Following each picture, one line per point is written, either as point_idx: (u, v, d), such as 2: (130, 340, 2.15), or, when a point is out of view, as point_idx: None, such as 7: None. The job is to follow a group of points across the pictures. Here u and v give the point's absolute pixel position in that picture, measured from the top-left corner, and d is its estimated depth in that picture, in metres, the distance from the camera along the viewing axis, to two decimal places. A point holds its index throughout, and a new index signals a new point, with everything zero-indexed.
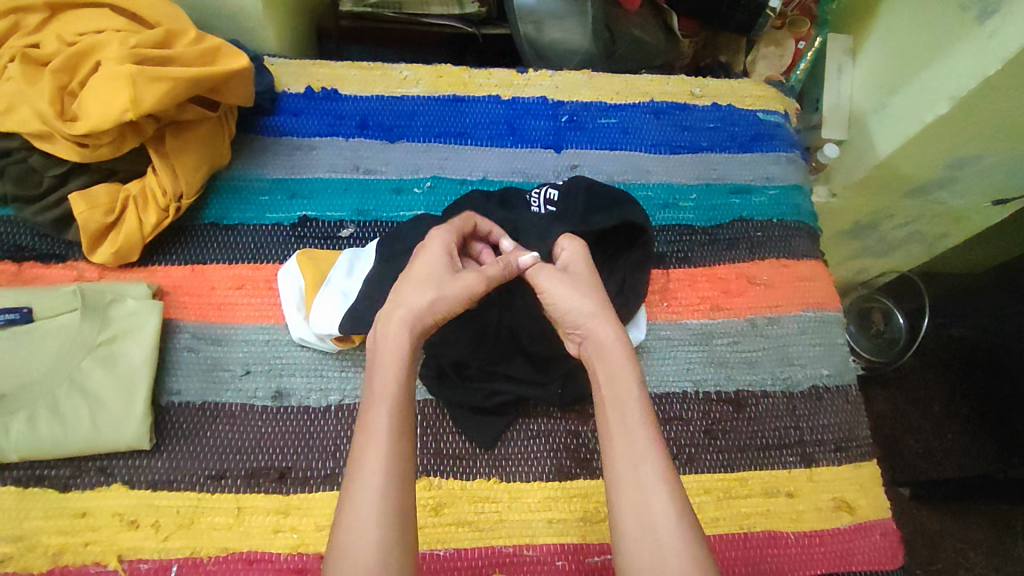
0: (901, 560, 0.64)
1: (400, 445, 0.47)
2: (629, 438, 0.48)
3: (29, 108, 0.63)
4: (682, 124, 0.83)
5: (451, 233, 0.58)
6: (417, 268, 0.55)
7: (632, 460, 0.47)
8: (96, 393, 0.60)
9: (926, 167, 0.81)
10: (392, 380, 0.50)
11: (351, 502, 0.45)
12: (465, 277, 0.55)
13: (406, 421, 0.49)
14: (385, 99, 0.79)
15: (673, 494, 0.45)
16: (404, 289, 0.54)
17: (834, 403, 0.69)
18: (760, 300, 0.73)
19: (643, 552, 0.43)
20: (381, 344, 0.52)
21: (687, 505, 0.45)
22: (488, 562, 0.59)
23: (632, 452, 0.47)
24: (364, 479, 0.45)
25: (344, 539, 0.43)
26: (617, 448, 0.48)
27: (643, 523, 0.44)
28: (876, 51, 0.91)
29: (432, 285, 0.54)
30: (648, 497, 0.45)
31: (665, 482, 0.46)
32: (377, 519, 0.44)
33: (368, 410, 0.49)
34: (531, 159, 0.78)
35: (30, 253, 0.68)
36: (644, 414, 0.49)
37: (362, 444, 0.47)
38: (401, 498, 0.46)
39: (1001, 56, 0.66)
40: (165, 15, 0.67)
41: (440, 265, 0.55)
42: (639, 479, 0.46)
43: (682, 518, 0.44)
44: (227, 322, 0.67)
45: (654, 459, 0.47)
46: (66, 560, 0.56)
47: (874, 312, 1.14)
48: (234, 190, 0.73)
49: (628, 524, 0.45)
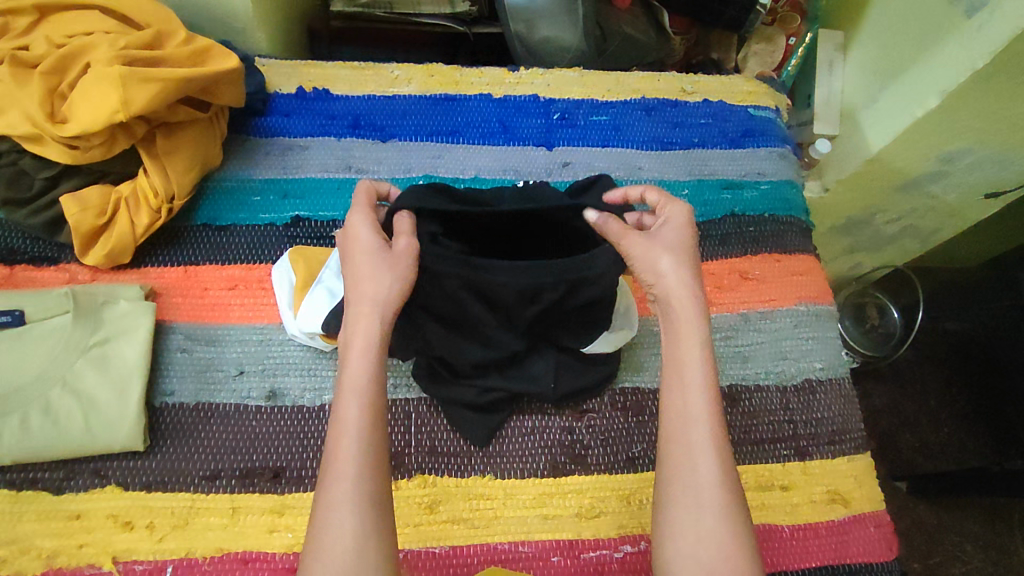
0: (896, 552, 0.64)
1: (372, 437, 0.48)
2: (687, 395, 0.50)
3: (18, 111, 0.63)
4: (673, 121, 0.83)
5: (365, 211, 0.56)
6: (354, 259, 0.54)
7: (686, 415, 0.50)
8: (89, 395, 0.60)
9: (917, 161, 0.82)
10: (360, 369, 0.49)
11: (326, 496, 0.46)
12: (399, 244, 0.53)
13: (377, 411, 0.49)
14: (376, 98, 0.79)
15: (719, 454, 0.49)
16: (357, 281, 0.52)
17: (828, 397, 0.69)
18: (752, 294, 0.73)
19: (684, 507, 0.48)
20: (350, 334, 0.51)
21: (730, 465, 0.49)
22: (484, 559, 0.59)
23: (686, 409, 0.50)
24: (337, 470, 0.46)
25: (321, 527, 0.45)
26: (677, 403, 0.50)
27: (685, 476, 0.48)
28: (866, 47, 0.92)
29: (379, 269, 0.52)
30: (695, 454, 0.49)
31: (715, 443, 0.49)
32: (353, 510, 0.45)
33: (340, 401, 0.49)
34: (523, 157, 0.78)
35: (22, 257, 0.68)
36: (704, 375, 0.51)
37: (335, 436, 0.47)
38: (376, 492, 0.46)
39: (989, 50, 0.66)
40: (154, 16, 0.67)
41: (372, 247, 0.53)
42: (689, 438, 0.49)
43: (724, 477, 0.48)
44: (220, 323, 0.67)
45: (708, 419, 0.49)
46: (61, 563, 0.56)
47: (867, 307, 1.12)
48: (225, 191, 0.73)
49: (675, 475, 0.49)
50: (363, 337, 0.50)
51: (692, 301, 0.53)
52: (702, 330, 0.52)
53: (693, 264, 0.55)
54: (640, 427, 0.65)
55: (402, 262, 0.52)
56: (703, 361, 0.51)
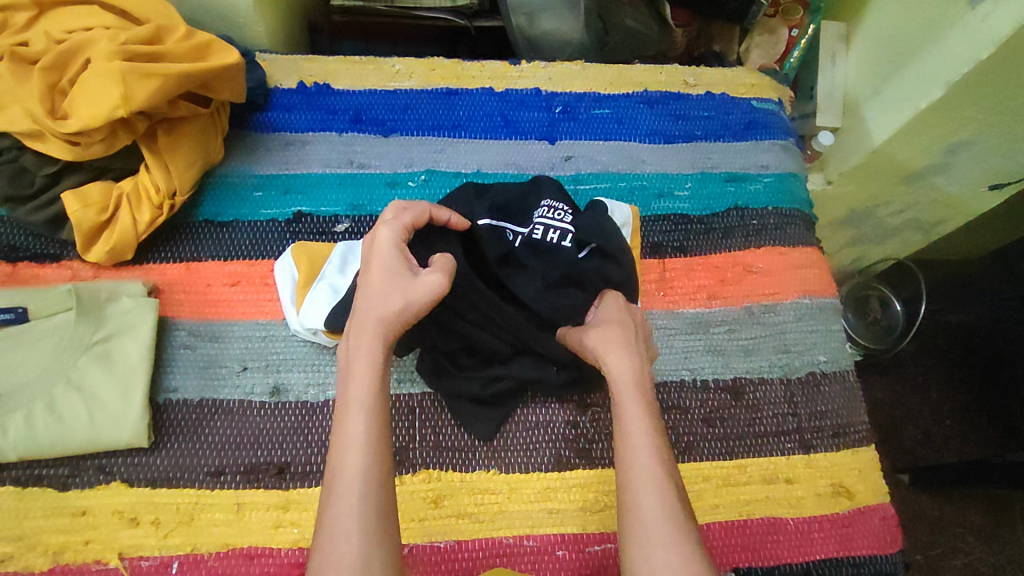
0: (900, 544, 0.64)
1: (378, 449, 0.48)
2: (630, 440, 0.53)
3: (20, 107, 0.62)
4: (676, 113, 0.82)
5: (399, 228, 0.56)
6: (370, 267, 0.55)
7: (628, 465, 0.52)
8: (93, 392, 0.60)
9: (920, 152, 0.81)
10: (366, 386, 0.50)
11: (331, 509, 0.46)
12: (427, 278, 0.53)
13: (383, 428, 0.50)
14: (377, 93, 0.79)
15: (664, 489, 0.50)
16: (367, 296, 0.54)
17: (832, 389, 0.69)
18: (756, 287, 0.73)
19: (633, 549, 0.48)
20: (352, 353, 0.52)
21: (677, 501, 0.50)
22: (488, 553, 0.59)
23: (628, 457, 0.52)
24: (342, 485, 0.47)
25: (326, 541, 0.45)
26: (624, 453, 0.53)
27: (631, 518, 0.50)
28: (868, 40, 0.91)
29: (394, 290, 0.53)
30: (640, 495, 0.50)
31: (661, 482, 0.50)
32: (359, 523, 0.45)
33: (346, 417, 0.50)
34: (525, 151, 0.78)
35: (24, 254, 0.68)
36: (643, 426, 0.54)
37: (340, 451, 0.48)
38: (381, 504, 0.47)
39: (993, 40, 0.66)
40: (154, 11, 0.67)
41: (391, 266, 0.54)
42: (634, 479, 0.51)
43: (672, 514, 0.49)
44: (223, 319, 0.67)
45: (652, 461, 0.52)
46: (67, 559, 0.56)
47: (871, 299, 1.11)
48: (228, 186, 0.73)
49: (626, 521, 0.50)
50: (367, 354, 0.52)
51: (629, 360, 0.57)
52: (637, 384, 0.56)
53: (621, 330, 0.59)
54: None
55: (426, 294, 0.52)
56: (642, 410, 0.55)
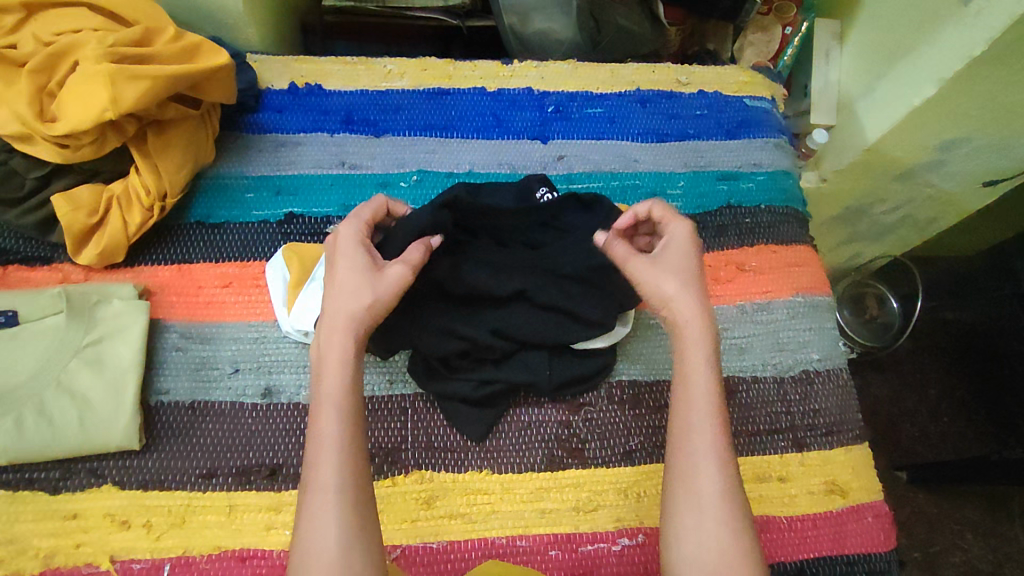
0: (894, 542, 0.64)
1: (353, 444, 0.48)
2: (694, 410, 0.52)
3: (8, 110, 0.62)
4: (669, 112, 0.82)
5: (360, 224, 0.57)
6: (337, 265, 0.55)
7: (689, 434, 0.51)
8: (84, 395, 0.60)
9: (914, 149, 0.81)
10: (339, 380, 0.50)
11: (308, 507, 0.46)
12: (392, 270, 0.54)
13: (357, 423, 0.50)
14: (369, 93, 0.79)
15: (722, 464, 0.50)
16: (337, 293, 0.53)
17: (825, 387, 0.69)
18: (749, 286, 0.73)
19: (687, 520, 0.49)
20: (324, 348, 0.52)
21: (734, 478, 0.50)
22: (481, 554, 0.59)
23: (691, 425, 0.52)
24: (319, 482, 0.46)
25: (307, 538, 0.45)
26: (684, 421, 0.52)
27: (688, 489, 0.50)
28: (862, 38, 0.91)
29: (362, 286, 0.53)
30: (698, 468, 0.50)
31: (720, 457, 0.50)
32: (337, 519, 0.45)
33: (318, 412, 0.49)
34: (517, 150, 0.78)
35: (14, 257, 0.68)
36: (709, 392, 0.53)
37: (314, 447, 0.48)
38: (360, 501, 0.47)
39: (986, 38, 0.66)
40: (143, 13, 0.67)
41: (358, 260, 0.54)
42: (694, 452, 0.51)
43: (727, 496, 0.49)
44: (214, 321, 0.66)
45: (713, 436, 0.51)
46: (58, 562, 0.56)
47: (867, 297, 1.12)
48: (219, 188, 0.73)
49: (678, 491, 0.50)
50: (340, 351, 0.51)
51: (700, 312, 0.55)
52: (711, 348, 0.54)
53: (694, 274, 0.57)
54: (636, 420, 0.65)
55: (393, 285, 0.53)
56: (710, 376, 0.53)
